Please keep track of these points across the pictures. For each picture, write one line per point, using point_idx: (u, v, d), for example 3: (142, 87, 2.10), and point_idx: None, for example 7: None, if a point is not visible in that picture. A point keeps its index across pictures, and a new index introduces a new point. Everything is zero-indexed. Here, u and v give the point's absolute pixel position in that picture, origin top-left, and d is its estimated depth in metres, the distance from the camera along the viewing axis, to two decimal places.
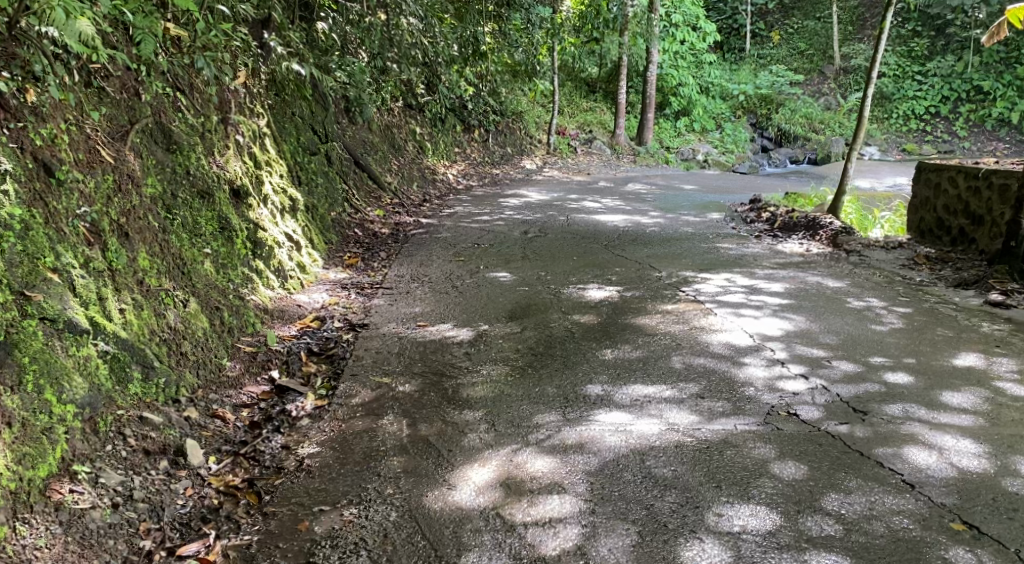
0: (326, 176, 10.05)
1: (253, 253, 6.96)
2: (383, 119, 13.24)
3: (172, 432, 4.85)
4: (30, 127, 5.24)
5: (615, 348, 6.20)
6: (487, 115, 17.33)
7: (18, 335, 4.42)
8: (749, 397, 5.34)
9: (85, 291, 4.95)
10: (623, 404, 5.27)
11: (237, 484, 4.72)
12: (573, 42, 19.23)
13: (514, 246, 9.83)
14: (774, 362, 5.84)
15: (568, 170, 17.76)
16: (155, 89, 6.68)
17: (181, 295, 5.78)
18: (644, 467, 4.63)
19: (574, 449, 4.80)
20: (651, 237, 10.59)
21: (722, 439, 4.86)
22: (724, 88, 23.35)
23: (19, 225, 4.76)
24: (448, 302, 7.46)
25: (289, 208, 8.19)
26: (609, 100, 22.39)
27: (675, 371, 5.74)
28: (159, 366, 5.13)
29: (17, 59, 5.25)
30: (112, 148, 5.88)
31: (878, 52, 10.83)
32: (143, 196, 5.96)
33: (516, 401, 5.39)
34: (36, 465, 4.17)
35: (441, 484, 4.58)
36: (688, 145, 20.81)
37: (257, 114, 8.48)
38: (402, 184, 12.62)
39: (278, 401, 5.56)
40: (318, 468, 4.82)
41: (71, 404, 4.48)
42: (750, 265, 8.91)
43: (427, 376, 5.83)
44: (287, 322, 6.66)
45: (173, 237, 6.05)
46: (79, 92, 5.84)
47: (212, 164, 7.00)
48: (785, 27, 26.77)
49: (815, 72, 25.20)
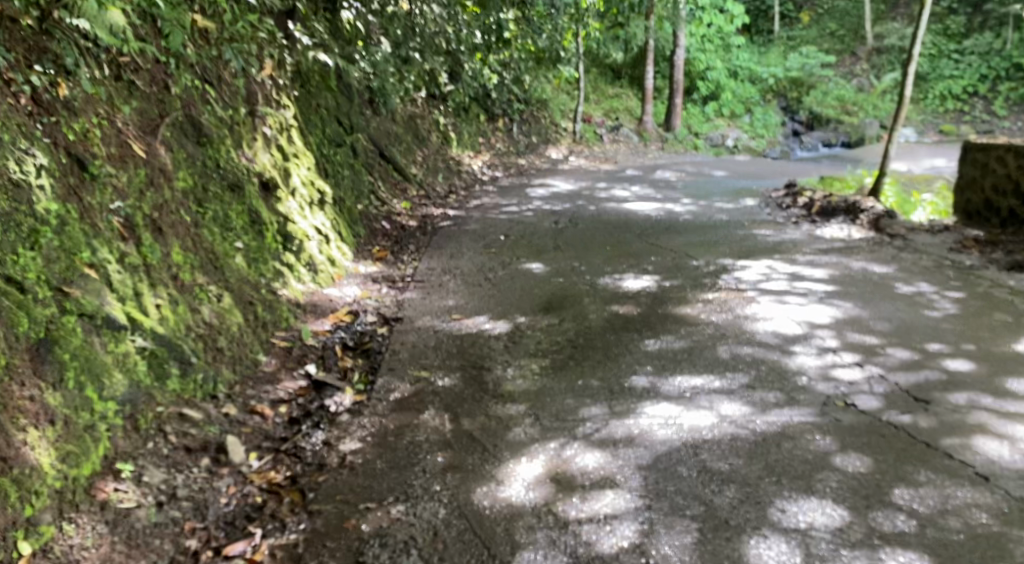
0: (352, 169, 9.97)
1: (285, 247, 6.88)
2: (408, 110, 13.16)
3: (212, 429, 4.79)
4: (63, 122, 5.18)
5: (657, 338, 6.06)
6: (512, 104, 17.18)
7: (58, 330, 4.37)
8: (801, 386, 5.20)
9: (121, 286, 4.89)
10: (671, 396, 5.14)
11: (280, 481, 4.62)
12: (598, 28, 19.04)
13: (546, 237, 9.70)
14: (825, 351, 5.69)
15: (595, 158, 17.58)
16: (185, 81, 6.61)
17: (216, 289, 5.72)
18: (698, 461, 4.51)
19: (624, 443, 4.69)
20: (684, 225, 10.42)
21: (778, 432, 4.73)
22: (754, 72, 22.84)
23: (55, 220, 4.70)
24: (482, 294, 7.34)
25: (317, 202, 8.10)
26: (636, 85, 22.12)
27: (722, 361, 5.59)
28: (196, 361, 5.07)
29: (48, 53, 5.27)
30: (144, 142, 5.81)
31: (919, 31, 10.54)
32: (175, 190, 5.89)
33: (561, 394, 5.27)
34: (80, 464, 4.11)
35: (489, 480, 4.48)
36: (716, 131, 20.56)
37: (283, 106, 8.38)
38: (429, 176, 12.52)
39: (317, 396, 5.46)
40: (361, 464, 4.71)
41: (111, 401, 4.43)
42: (789, 251, 8.74)
43: (465, 370, 5.72)
44: (321, 317, 6.57)
45: (206, 232, 5.98)
46: (109, 86, 5.78)
47: (242, 158, 6.93)
48: (815, 8, 26.36)
49: (846, 53, 24.82)
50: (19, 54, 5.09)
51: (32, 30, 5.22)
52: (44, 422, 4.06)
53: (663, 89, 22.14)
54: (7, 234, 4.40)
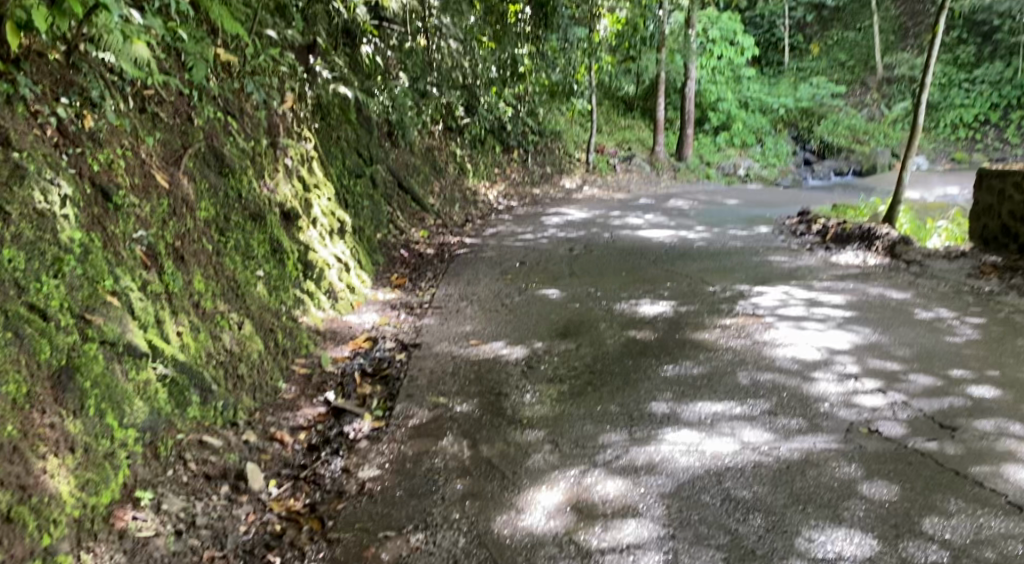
0: (371, 198, 10.02)
1: (304, 274, 6.90)
2: (424, 142, 13.24)
3: (232, 456, 4.77)
4: (87, 153, 5.22)
5: (677, 364, 6.02)
6: (526, 136, 17.24)
7: (80, 358, 4.37)
8: (825, 413, 5.15)
9: (144, 314, 4.90)
10: (691, 422, 5.09)
11: (299, 509, 4.58)
12: (610, 60, 19.14)
13: (561, 264, 9.69)
14: (847, 377, 5.64)
15: (608, 187, 17.59)
16: (207, 113, 6.67)
17: (236, 317, 5.73)
18: (723, 488, 4.46)
19: (645, 470, 4.64)
20: (701, 251, 10.38)
21: (804, 459, 4.67)
22: (763, 102, 22.76)
23: (78, 249, 4.72)
24: (500, 320, 7.33)
25: (337, 230, 8.13)
26: (648, 117, 22.12)
27: (743, 388, 5.55)
28: (217, 389, 5.06)
29: (74, 86, 5.32)
30: (166, 172, 5.85)
31: (933, 56, 10.51)
32: (197, 218, 5.92)
33: (579, 420, 5.23)
34: (100, 492, 4.09)
35: (509, 508, 4.43)
36: (729, 160, 20.57)
37: (304, 137, 8.45)
38: (444, 205, 12.55)
39: (336, 422, 5.43)
40: (380, 491, 4.68)
41: (132, 429, 4.42)
42: (806, 278, 8.69)
43: (484, 396, 5.69)
44: (339, 344, 6.55)
45: (226, 260, 6.00)
46: (134, 117, 5.83)
47: (262, 187, 6.97)
48: (826, 39, 26.46)
49: (857, 83, 24.87)
50: (47, 87, 5.16)
51: (59, 64, 5.30)
52: (65, 450, 4.05)
53: (675, 119, 22.19)
54: (31, 263, 4.43)
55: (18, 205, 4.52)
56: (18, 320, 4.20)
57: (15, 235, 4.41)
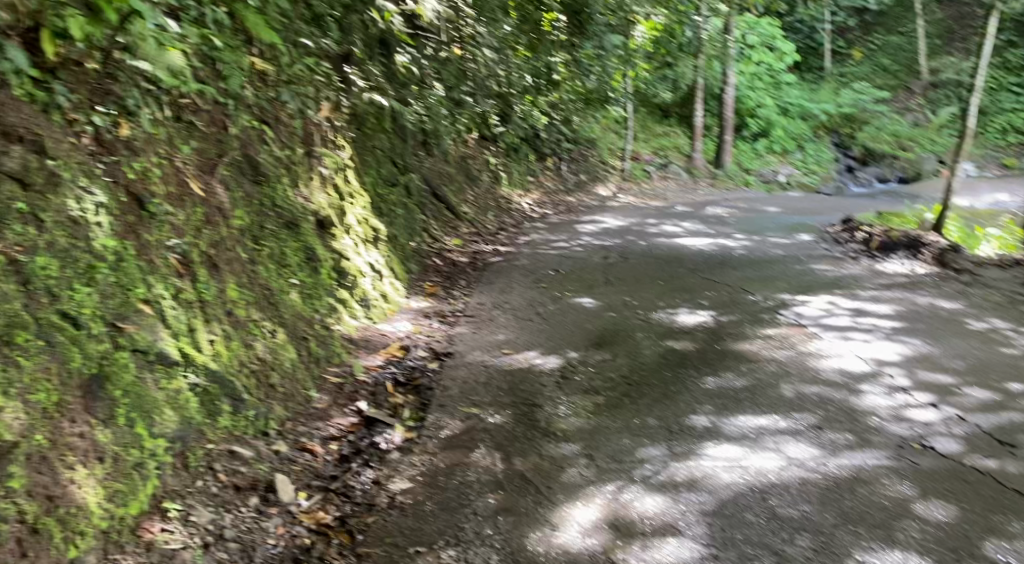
0: (406, 206, 9.96)
1: (338, 282, 6.82)
2: (459, 150, 13.16)
3: (262, 467, 4.68)
4: (124, 160, 5.17)
5: (718, 375, 5.85)
6: (560, 143, 17.10)
7: (111, 367, 4.32)
8: (874, 427, 4.96)
9: (176, 322, 4.84)
10: (733, 436, 4.93)
11: (329, 522, 4.47)
12: (647, 67, 18.94)
13: (596, 272, 9.54)
14: (896, 391, 5.43)
15: (644, 195, 17.39)
16: (243, 121, 6.63)
17: (269, 325, 5.66)
18: (767, 506, 4.29)
19: (685, 486, 4.48)
20: (740, 260, 10.17)
21: (852, 476, 4.49)
22: (805, 108, 22.46)
23: (111, 257, 4.68)
24: (533, 329, 7.20)
25: (371, 238, 8.06)
26: (685, 123, 21.84)
27: (788, 401, 5.36)
28: (248, 399, 4.99)
29: (112, 95, 5.27)
30: (201, 180, 5.81)
31: (983, 59, 10.22)
32: (231, 227, 5.87)
33: (616, 433, 5.08)
34: (127, 503, 4.03)
35: (544, 524, 4.30)
36: (768, 167, 20.24)
37: (339, 146, 8.39)
38: (478, 214, 12.46)
39: (367, 432, 5.34)
40: (410, 505, 4.56)
41: (161, 438, 4.35)
42: (850, 287, 8.46)
43: (517, 407, 5.56)
44: (371, 352, 6.46)
45: (261, 267, 5.95)
46: (170, 126, 5.78)
47: (298, 196, 6.91)
48: (868, 43, 25.99)
49: (901, 88, 24.41)
50: (83, 95, 5.12)
51: (98, 72, 5.24)
52: (94, 460, 3.99)
53: (713, 126, 21.93)
54: (64, 271, 4.39)
55: (52, 213, 4.48)
56: (49, 328, 4.16)
57: (48, 243, 4.38)
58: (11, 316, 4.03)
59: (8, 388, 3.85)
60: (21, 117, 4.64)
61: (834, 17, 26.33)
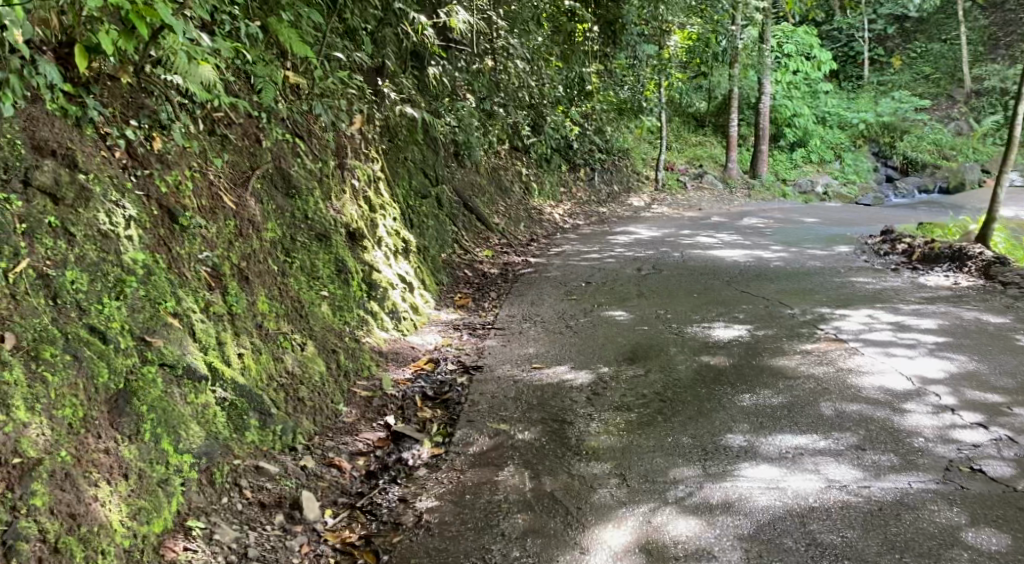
0: (437, 218, 9.92)
1: (369, 295, 6.77)
2: (490, 162, 13.11)
3: (288, 483, 4.62)
4: (156, 174, 5.15)
5: (754, 393, 5.70)
6: (593, 154, 16.99)
7: (137, 382, 4.27)
8: (919, 449, 4.80)
9: (204, 336, 4.80)
10: (771, 456, 4.79)
11: (354, 541, 4.40)
12: (681, 77, 18.80)
13: (629, 284, 9.41)
14: (942, 410, 5.32)
15: (678, 205, 17.22)
16: (275, 135, 6.61)
17: (299, 338, 5.61)
18: (807, 532, 4.15)
19: (721, 509, 4.35)
20: (776, 272, 10.00)
21: (896, 501, 4.33)
22: (843, 117, 22.38)
23: (141, 270, 4.64)
24: (565, 343, 7.09)
25: (402, 250, 8.01)
26: (720, 133, 21.63)
27: (827, 420, 5.22)
28: (277, 413, 4.94)
29: (146, 109, 5.25)
30: (234, 194, 5.78)
31: None
32: (263, 240, 5.85)
33: (649, 452, 4.96)
34: (151, 520, 3.97)
35: (573, 548, 4.19)
36: (806, 177, 19.95)
37: (372, 159, 8.37)
38: (510, 225, 12.39)
39: (395, 448, 5.26)
40: (438, 524, 4.47)
41: (188, 454, 4.30)
42: (890, 300, 8.27)
43: (548, 423, 5.46)
44: (401, 365, 6.40)
45: (291, 280, 5.91)
46: (203, 140, 5.77)
47: (330, 209, 6.87)
48: (908, 51, 25.57)
49: (943, 96, 23.99)
50: (117, 109, 5.10)
51: (132, 86, 5.22)
52: (118, 477, 3.94)
53: (749, 135, 21.71)
54: (93, 285, 4.36)
55: (83, 227, 4.46)
56: (77, 342, 4.13)
57: (78, 258, 4.36)
58: (38, 331, 4.01)
59: (34, 403, 3.83)
60: (53, 131, 4.60)
61: (873, 24, 25.97)
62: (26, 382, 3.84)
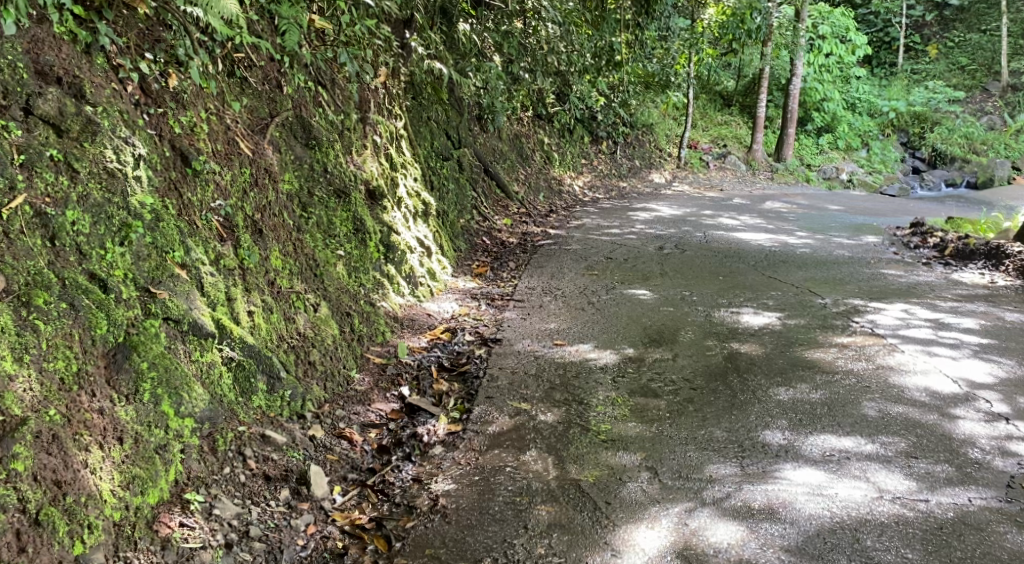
0: (457, 182, 9.57)
1: (386, 257, 6.42)
2: (512, 128, 12.73)
3: (295, 455, 4.29)
4: (170, 114, 4.78)
5: (790, 387, 5.36)
6: (617, 127, 16.53)
7: (139, 337, 3.94)
8: (976, 461, 4.46)
9: (214, 290, 4.46)
10: (813, 458, 4.45)
11: (364, 524, 4.08)
12: (710, 53, 18.26)
13: (652, 262, 9.05)
14: (996, 418, 4.99)
15: (699, 184, 16.77)
16: (298, 81, 6.21)
17: (312, 298, 5.27)
18: (860, 549, 3.81)
19: (763, 515, 4.02)
20: (804, 259, 9.62)
21: (958, 520, 4.00)
22: (873, 104, 21.84)
23: (149, 216, 4.29)
24: (587, 320, 6.75)
25: (422, 212, 7.65)
26: (746, 114, 21.00)
27: (871, 422, 4.89)
28: (286, 377, 4.61)
29: (162, 43, 4.85)
30: (251, 140, 5.42)
31: None
32: (280, 192, 5.50)
33: (680, 444, 4.63)
34: (145, 491, 3.64)
35: (603, 549, 3.86)
36: (831, 163, 19.41)
37: (394, 116, 7.99)
38: (529, 195, 12.03)
39: (409, 421, 4.94)
40: (454, 511, 4.16)
41: (189, 418, 3.96)
42: (925, 296, 7.92)
43: (570, 405, 5.13)
44: (417, 333, 6.06)
45: (307, 237, 5.56)
46: (222, 81, 5.38)
47: (350, 164, 6.50)
48: (945, 41, 24.96)
49: (976, 89, 23.42)
50: (131, 40, 4.69)
51: (149, 18, 4.82)
52: (112, 441, 3.62)
53: (776, 117, 21.18)
54: (96, 228, 4.01)
55: (88, 163, 4.10)
56: (75, 290, 3.79)
57: (81, 196, 4.01)
58: (32, 274, 3.66)
59: (22, 353, 3.49)
60: (59, 57, 4.22)
61: (910, 11, 25.28)
62: (14, 329, 3.50)
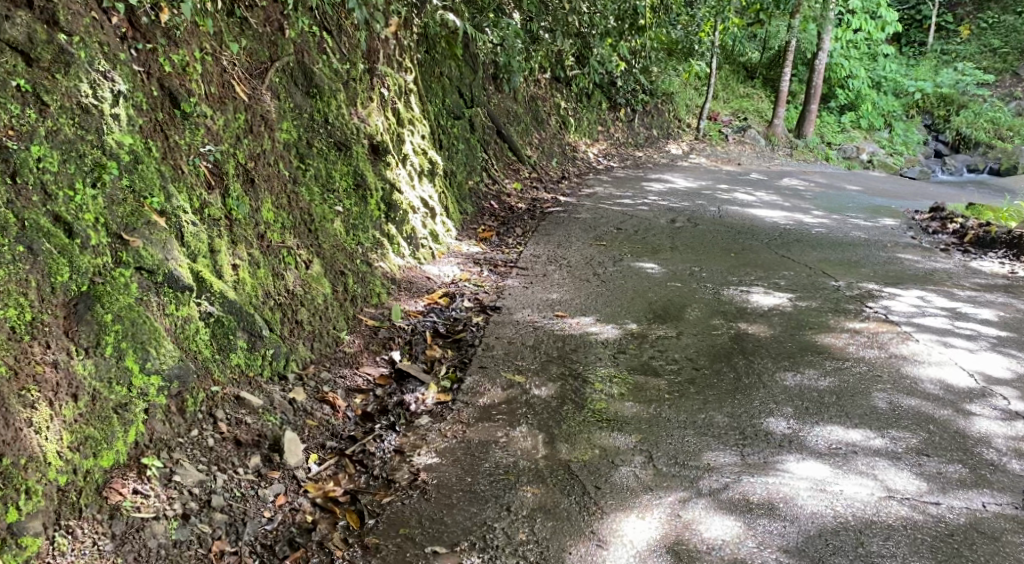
0: (467, 142, 9.27)
1: (386, 215, 6.14)
2: (528, 90, 12.38)
3: (272, 419, 4.07)
4: (160, 50, 4.50)
5: (798, 372, 5.10)
6: (636, 94, 16.11)
7: (104, 287, 3.70)
8: (991, 463, 4.21)
9: (195, 241, 4.22)
10: (818, 451, 4.21)
11: (337, 497, 3.87)
12: (737, 23, 17.78)
13: (663, 235, 8.75)
14: (1013, 417, 4.72)
15: (717, 158, 16.38)
16: (302, 25, 5.92)
17: (304, 255, 5.02)
18: (863, 555, 3.58)
19: (762, 511, 3.79)
20: (819, 239, 9.31)
21: (970, 527, 3.75)
22: (899, 84, 21.35)
23: (127, 157, 4.03)
24: (591, 292, 6.49)
25: (428, 171, 7.36)
26: (769, 88, 20.48)
27: (881, 414, 4.63)
28: (268, 335, 4.37)
29: None
30: (248, 85, 5.14)
31: None
32: (276, 140, 5.23)
33: (678, 428, 4.38)
34: (96, 454, 3.42)
35: (589, 539, 3.64)
36: (852, 142, 18.87)
37: (404, 69, 7.69)
38: (542, 159, 11.74)
39: (397, 388, 4.71)
40: (435, 488, 3.93)
41: (157, 376, 3.73)
42: (943, 284, 7.61)
43: (567, 380, 4.88)
44: (413, 296, 5.81)
45: (303, 190, 5.29)
46: (220, 20, 5.09)
47: (353, 116, 6.22)
48: (979, 20, 24.28)
49: (1007, 72, 22.26)
50: None
51: None
52: (65, 398, 3.40)
53: (799, 92, 20.73)
54: (65, 166, 3.76)
55: (59, 97, 3.83)
56: (34, 232, 3.55)
57: (49, 132, 3.75)
58: None
59: None
60: None
61: None
62: None
